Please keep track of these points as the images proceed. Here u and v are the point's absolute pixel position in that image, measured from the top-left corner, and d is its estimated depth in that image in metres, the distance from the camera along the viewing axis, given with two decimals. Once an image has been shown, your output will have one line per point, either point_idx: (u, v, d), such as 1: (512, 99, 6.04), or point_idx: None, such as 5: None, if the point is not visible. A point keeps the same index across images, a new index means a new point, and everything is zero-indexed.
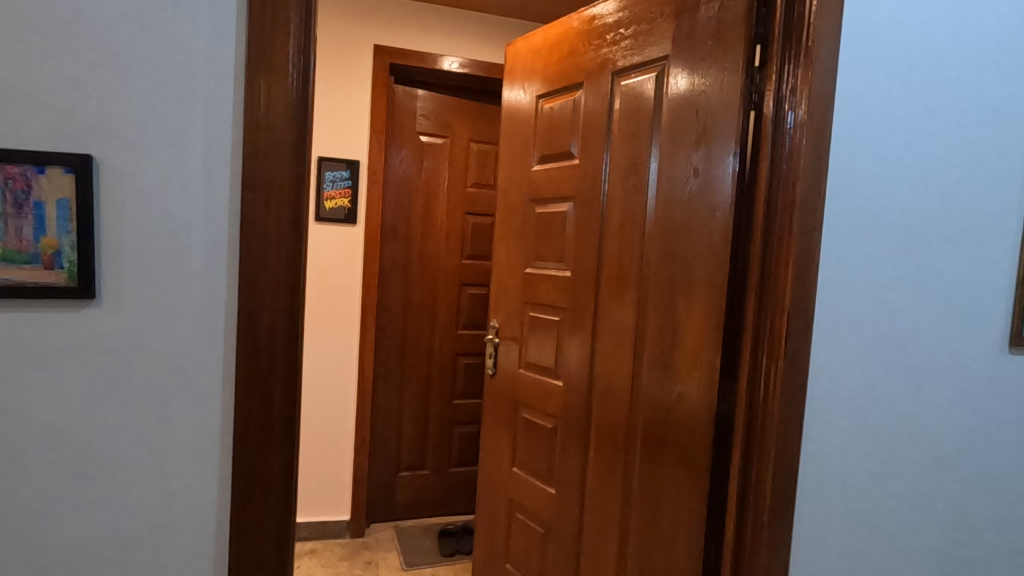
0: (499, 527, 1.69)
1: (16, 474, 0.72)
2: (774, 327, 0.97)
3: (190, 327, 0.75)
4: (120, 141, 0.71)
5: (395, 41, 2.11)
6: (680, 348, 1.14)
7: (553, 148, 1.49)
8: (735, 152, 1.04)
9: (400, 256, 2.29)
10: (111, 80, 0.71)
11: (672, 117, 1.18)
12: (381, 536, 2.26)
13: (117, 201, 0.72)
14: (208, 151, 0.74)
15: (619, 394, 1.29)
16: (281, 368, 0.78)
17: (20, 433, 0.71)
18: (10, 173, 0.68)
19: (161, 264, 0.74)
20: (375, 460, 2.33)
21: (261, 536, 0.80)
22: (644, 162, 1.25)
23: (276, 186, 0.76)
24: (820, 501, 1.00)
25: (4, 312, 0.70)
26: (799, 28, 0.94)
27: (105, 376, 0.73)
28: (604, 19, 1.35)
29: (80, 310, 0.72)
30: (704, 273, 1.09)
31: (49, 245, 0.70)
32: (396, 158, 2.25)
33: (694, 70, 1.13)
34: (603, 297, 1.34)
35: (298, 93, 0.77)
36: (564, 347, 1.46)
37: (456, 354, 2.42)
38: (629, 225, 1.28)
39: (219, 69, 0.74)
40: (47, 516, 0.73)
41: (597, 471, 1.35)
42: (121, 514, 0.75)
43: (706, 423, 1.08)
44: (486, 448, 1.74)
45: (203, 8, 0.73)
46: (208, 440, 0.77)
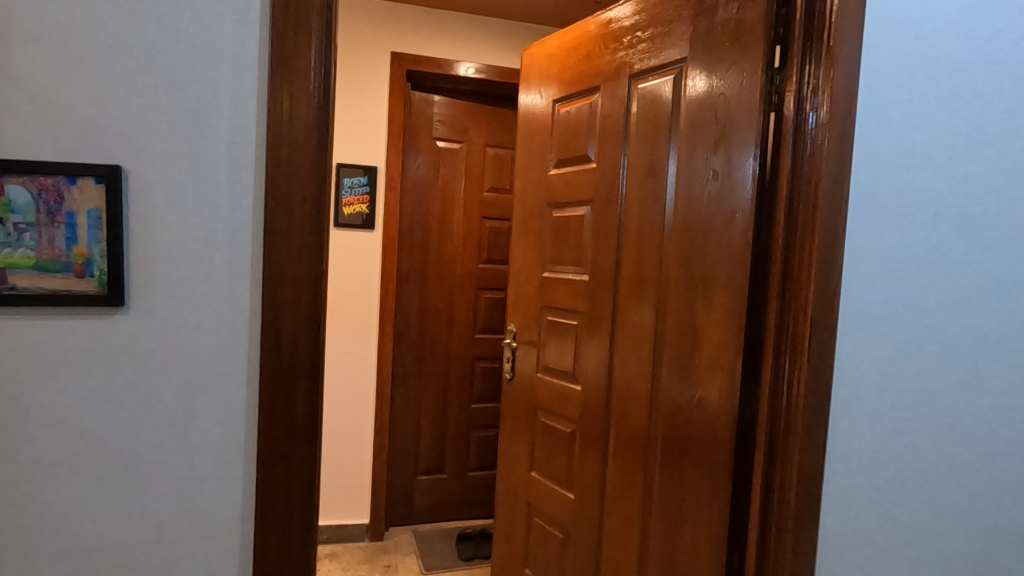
0: (518, 532, 1.68)
1: (50, 477, 0.74)
2: (797, 331, 0.95)
3: (216, 332, 0.77)
4: (149, 151, 0.73)
5: (412, 48, 2.13)
6: (700, 352, 1.13)
7: (570, 151, 1.49)
8: (755, 153, 1.03)
9: (418, 261, 2.31)
10: (140, 93, 0.72)
11: (690, 119, 1.17)
12: (399, 540, 2.27)
13: (145, 210, 0.74)
14: (233, 161, 0.76)
15: (638, 399, 1.29)
16: (304, 373, 0.79)
17: (54, 438, 0.73)
18: (44, 184, 0.70)
19: (188, 272, 0.75)
20: (393, 463, 2.34)
21: (284, 540, 0.81)
22: (662, 165, 1.24)
23: (298, 193, 0.77)
24: (846, 509, 0.98)
25: (39, 319, 0.72)
26: (820, 28, 0.93)
27: (134, 382, 0.75)
28: (620, 23, 1.35)
29: (110, 317, 0.74)
30: (724, 276, 1.08)
31: (80, 254, 0.71)
32: (413, 164, 2.27)
33: (712, 71, 1.12)
34: (622, 301, 1.33)
35: (319, 102, 0.78)
36: (582, 351, 1.45)
37: (474, 358, 2.43)
38: (647, 228, 1.27)
39: (243, 80, 0.76)
40: (78, 519, 0.75)
41: (616, 477, 1.34)
42: (150, 517, 0.77)
43: (727, 428, 1.06)
44: (504, 452, 1.74)
45: (227, 20, 0.75)
46: (233, 445, 0.79)
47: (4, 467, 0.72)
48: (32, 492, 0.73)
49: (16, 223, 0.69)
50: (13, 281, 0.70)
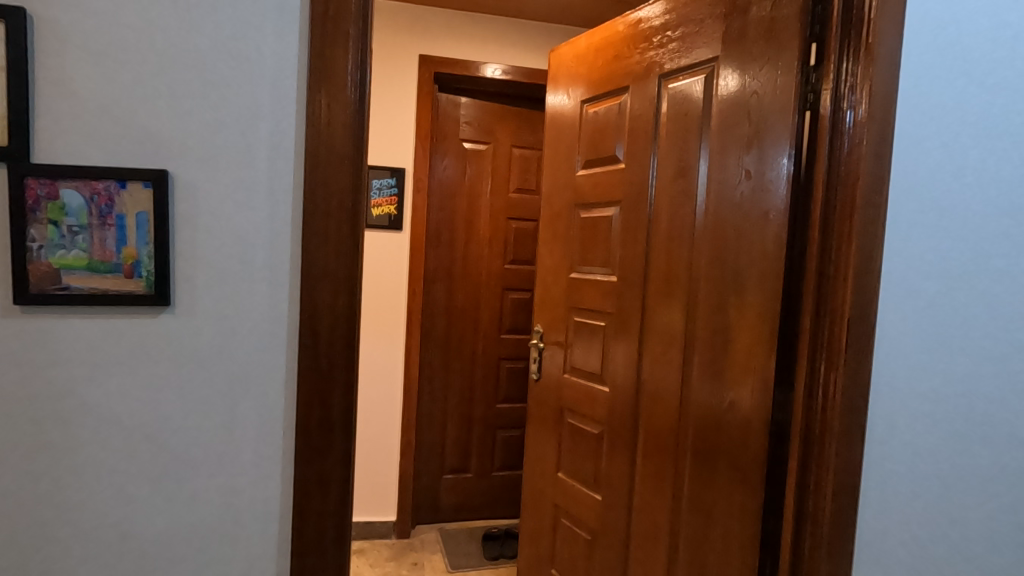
0: (544, 532, 1.68)
1: (99, 470, 0.77)
2: (833, 333, 0.94)
3: (256, 332, 0.79)
4: (194, 156, 0.76)
5: (439, 50, 2.15)
6: (732, 354, 1.12)
7: (599, 152, 1.48)
8: (790, 152, 1.01)
9: (444, 262, 2.33)
10: (187, 100, 0.75)
11: (722, 119, 1.16)
12: (426, 538, 2.30)
13: (190, 213, 0.76)
14: (273, 165, 0.78)
15: (667, 401, 1.28)
16: (340, 372, 0.81)
17: (103, 431, 0.76)
18: (96, 188, 0.73)
19: (229, 273, 0.78)
20: (419, 462, 2.36)
21: (320, 535, 0.82)
22: (693, 165, 1.23)
23: (335, 196, 0.79)
24: (882, 514, 0.97)
25: (89, 317, 0.75)
26: (859, 24, 0.91)
27: (178, 379, 0.77)
28: (650, 22, 1.34)
29: (156, 316, 0.76)
30: (757, 276, 1.07)
31: (129, 255, 0.74)
32: (440, 166, 2.29)
33: (745, 70, 1.11)
34: (651, 302, 1.32)
35: (355, 106, 0.79)
36: (610, 352, 1.44)
37: (499, 358, 2.44)
38: (678, 229, 1.26)
39: (283, 86, 0.77)
40: (125, 511, 0.78)
41: (645, 479, 1.34)
42: (192, 509, 0.79)
43: (761, 431, 1.05)
44: (530, 452, 1.74)
45: (268, 27, 0.77)
46: (272, 441, 0.81)
47: (56, 459, 0.75)
48: (82, 485, 0.76)
49: (70, 225, 0.72)
50: (66, 281, 0.73)
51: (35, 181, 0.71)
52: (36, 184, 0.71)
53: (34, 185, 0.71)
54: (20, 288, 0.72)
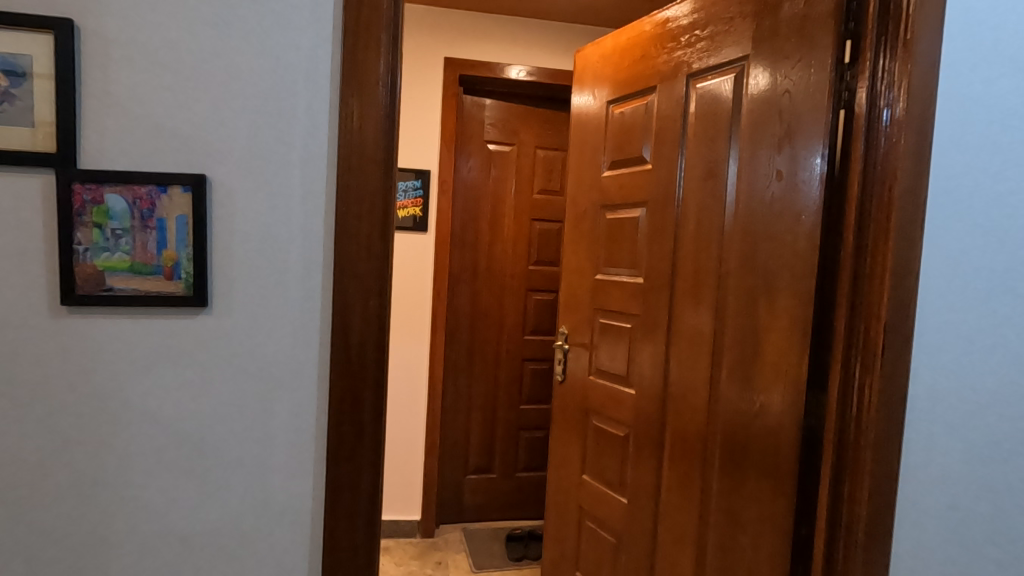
0: (569, 534, 1.68)
1: (139, 466, 0.79)
2: (869, 337, 0.92)
3: (289, 333, 0.81)
4: (232, 161, 0.78)
5: (464, 52, 2.16)
6: (762, 357, 1.10)
7: (625, 152, 1.47)
8: (823, 152, 1.00)
9: (468, 263, 2.34)
10: (225, 106, 0.77)
11: (752, 118, 1.14)
12: (450, 537, 2.31)
13: (227, 216, 0.78)
14: (307, 168, 0.79)
15: (695, 404, 1.26)
16: (371, 372, 0.82)
17: (144, 429, 0.79)
18: (138, 193, 0.75)
19: (264, 274, 0.79)
20: (443, 462, 2.38)
21: (351, 534, 0.83)
22: (722, 165, 1.21)
23: (367, 199, 0.80)
24: (917, 520, 0.95)
25: (132, 318, 0.77)
26: (897, 20, 0.89)
27: (214, 378, 0.79)
28: (678, 22, 1.33)
29: (194, 317, 0.78)
30: (789, 279, 1.05)
31: (169, 258, 0.76)
32: (465, 167, 2.30)
33: (777, 68, 1.09)
34: (678, 304, 1.31)
35: (387, 110, 0.80)
36: (636, 354, 1.43)
37: (523, 359, 2.44)
38: (706, 230, 1.24)
39: (317, 92, 0.79)
40: (163, 505, 0.80)
41: (672, 482, 1.32)
42: (228, 506, 0.81)
43: (792, 435, 1.03)
44: (555, 454, 1.74)
45: (303, 33, 0.78)
46: (305, 440, 0.82)
47: (98, 455, 0.78)
48: (124, 481, 0.79)
49: (114, 228, 0.75)
50: (110, 282, 0.75)
51: (81, 186, 0.74)
52: (82, 189, 0.74)
53: (80, 191, 0.74)
54: (67, 290, 0.75)
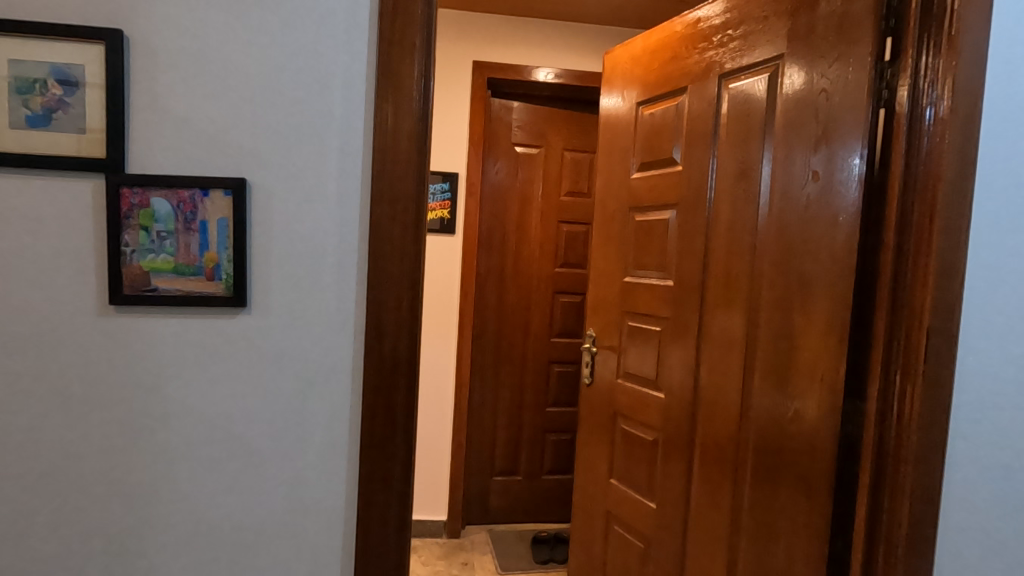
0: (596, 538, 1.67)
1: (180, 462, 0.81)
2: (910, 343, 0.89)
3: (325, 334, 0.82)
4: (270, 166, 0.80)
5: (492, 56, 2.17)
6: (797, 362, 1.08)
7: (654, 154, 1.46)
8: (861, 152, 0.97)
9: (495, 265, 2.35)
10: (264, 112, 0.79)
11: (787, 118, 1.12)
12: (476, 538, 2.32)
13: (266, 218, 0.80)
14: (342, 172, 0.81)
15: (727, 409, 1.24)
16: (403, 372, 0.83)
17: (185, 425, 0.81)
18: (182, 197, 0.78)
19: (301, 276, 0.81)
20: (470, 463, 2.39)
21: (383, 533, 0.84)
22: (755, 166, 1.19)
23: (400, 202, 0.81)
24: (958, 531, 0.92)
25: (174, 317, 0.80)
26: (941, 15, 0.86)
27: (252, 376, 0.82)
28: (710, 22, 1.31)
29: (234, 316, 0.81)
30: (825, 282, 1.03)
31: (211, 259, 0.79)
32: (492, 170, 2.31)
33: (813, 67, 1.07)
34: (709, 307, 1.29)
35: (420, 114, 0.81)
36: (665, 358, 1.42)
37: (550, 362, 2.44)
38: (738, 233, 1.22)
39: (353, 98, 0.80)
40: (203, 500, 0.82)
41: (703, 488, 1.30)
42: (263, 501, 0.83)
43: (829, 442, 1.01)
44: (582, 457, 1.73)
45: (339, 39, 0.80)
46: (339, 439, 0.84)
47: (142, 451, 0.81)
48: (165, 475, 0.81)
49: (159, 231, 0.77)
50: (155, 282, 0.78)
51: (129, 190, 0.77)
52: (130, 193, 0.77)
53: (128, 195, 0.77)
54: (115, 290, 0.77)
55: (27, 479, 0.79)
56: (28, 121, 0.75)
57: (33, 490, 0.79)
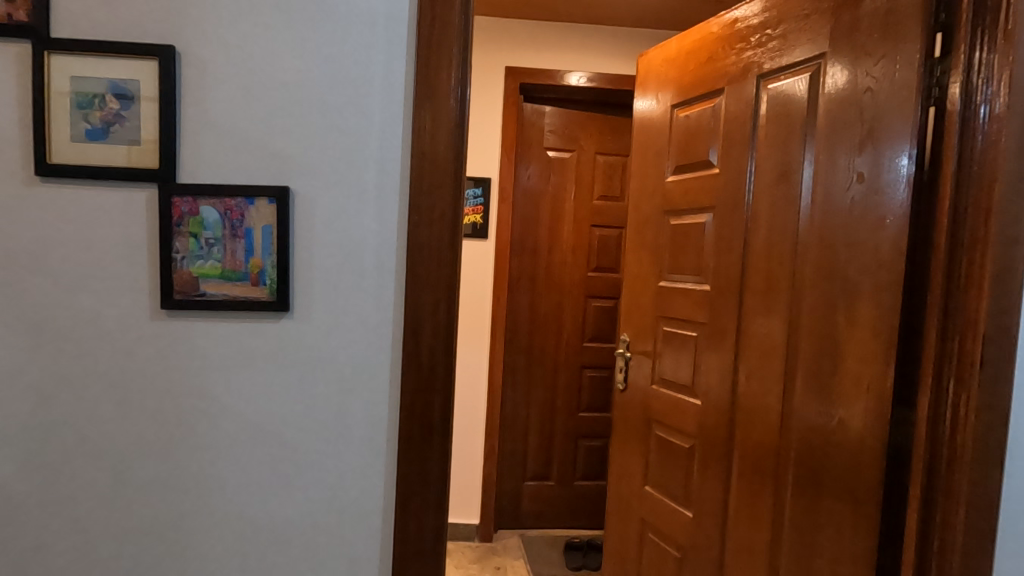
0: (630, 546, 1.65)
1: (225, 461, 0.84)
2: (964, 351, 0.86)
3: (365, 338, 0.84)
4: (311, 174, 0.82)
5: (525, 61, 2.18)
6: (841, 369, 1.04)
7: (690, 157, 1.44)
8: (910, 152, 0.94)
9: (528, 269, 2.35)
10: (306, 123, 0.81)
11: (829, 118, 1.08)
12: (508, 543, 2.32)
13: (308, 225, 0.82)
14: (381, 179, 0.82)
15: (767, 417, 1.21)
16: (439, 376, 0.83)
17: (230, 426, 0.84)
18: (229, 205, 0.80)
19: (341, 281, 0.83)
20: (502, 467, 2.39)
21: (420, 536, 0.85)
22: (796, 168, 1.16)
23: (437, 208, 0.82)
24: (1015, 548, 0.88)
25: (221, 321, 0.83)
26: (996, 10, 0.84)
27: (294, 379, 0.84)
28: (747, 22, 1.29)
29: (277, 321, 0.83)
30: (871, 287, 0.99)
31: (255, 265, 0.81)
32: (525, 174, 2.32)
33: (857, 65, 1.04)
34: (748, 312, 1.26)
35: (457, 121, 0.82)
36: (702, 363, 1.39)
37: (582, 366, 2.42)
38: (778, 236, 1.19)
39: (392, 106, 0.82)
40: (247, 500, 0.85)
41: (742, 498, 1.27)
42: (304, 501, 0.85)
43: (876, 452, 0.97)
44: (616, 464, 1.71)
45: (379, 48, 0.81)
46: (377, 442, 0.85)
47: (191, 450, 0.84)
48: (210, 474, 0.84)
49: (207, 238, 0.80)
50: (203, 287, 0.81)
51: (180, 200, 0.80)
52: (180, 201, 0.80)
53: (179, 203, 0.80)
54: (166, 295, 0.81)
55: (84, 477, 0.83)
56: (88, 134, 0.79)
57: (89, 487, 0.83)
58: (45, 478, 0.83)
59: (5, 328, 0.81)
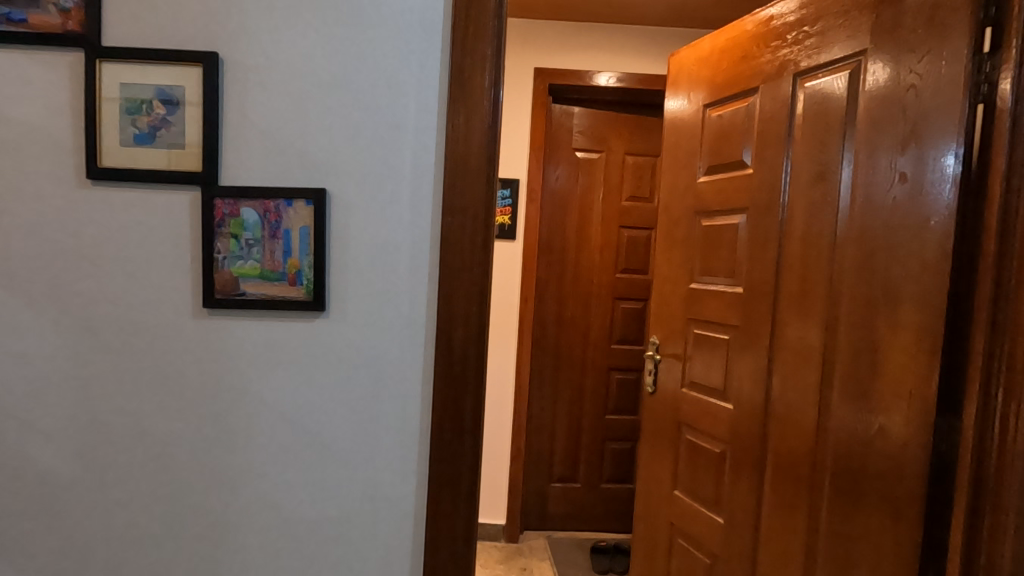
0: (659, 551, 1.63)
1: (263, 458, 0.86)
2: (1016, 358, 0.84)
3: (398, 338, 0.85)
4: (347, 177, 0.83)
5: (554, 61, 2.18)
6: (882, 375, 1.01)
7: (723, 157, 1.42)
8: (957, 151, 0.91)
9: (556, 270, 2.35)
10: (342, 126, 0.83)
11: (870, 116, 1.05)
12: (535, 544, 2.32)
13: (344, 226, 0.83)
14: (415, 180, 0.83)
15: (802, 422, 1.18)
16: (471, 376, 0.84)
17: (267, 423, 0.86)
18: (268, 206, 0.82)
19: (375, 282, 0.84)
20: (529, 467, 2.40)
21: (451, 535, 0.86)
22: (834, 168, 1.13)
23: (471, 210, 0.83)
24: None
25: (259, 320, 0.85)
26: None
27: (329, 378, 0.85)
28: (783, 19, 1.26)
29: (313, 320, 0.85)
30: (915, 290, 0.96)
31: (293, 266, 0.83)
32: (553, 175, 2.32)
33: (900, 61, 1.00)
34: (783, 315, 1.23)
35: (490, 123, 0.83)
36: (734, 367, 1.37)
37: (610, 368, 2.41)
38: (815, 237, 1.16)
39: (426, 109, 0.83)
40: (283, 496, 0.87)
41: (775, 505, 1.24)
42: (338, 497, 0.87)
43: (919, 461, 0.95)
44: (645, 467, 1.69)
45: (414, 50, 0.82)
46: (409, 441, 0.86)
47: (230, 446, 0.86)
48: (247, 469, 0.86)
49: (247, 239, 0.82)
50: (244, 287, 0.83)
51: (221, 202, 0.82)
52: (222, 203, 0.82)
53: (221, 206, 0.82)
54: (208, 294, 0.83)
55: (128, 470, 0.86)
56: (135, 138, 0.82)
57: (133, 480, 0.86)
58: (93, 469, 0.86)
59: (57, 326, 0.84)
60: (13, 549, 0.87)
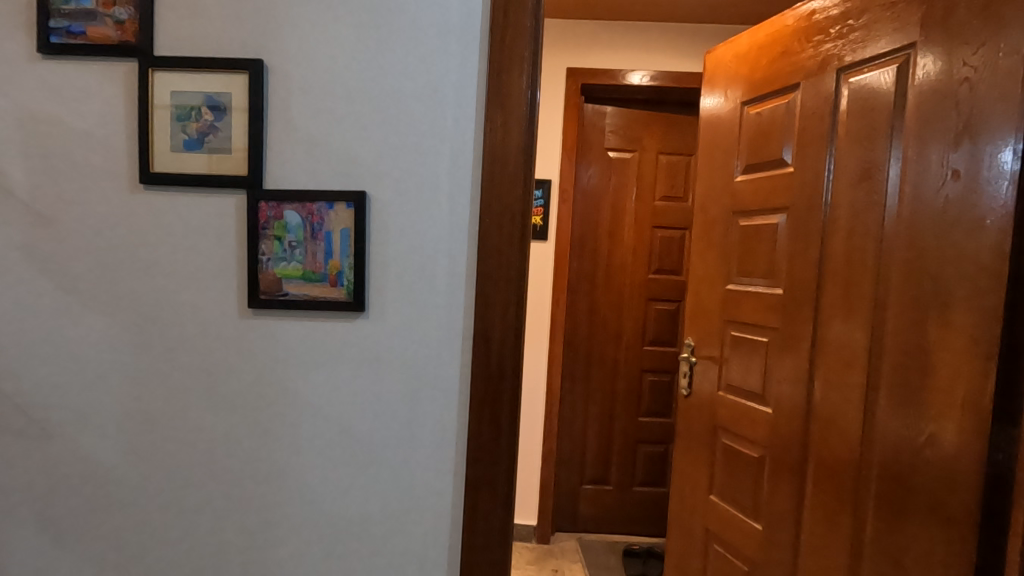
0: (694, 556, 1.60)
1: (304, 455, 0.88)
2: None
3: (436, 338, 0.86)
4: (386, 180, 0.84)
5: (586, 60, 2.17)
6: (933, 381, 0.97)
7: (762, 155, 1.38)
8: (1015, 147, 0.87)
9: (588, 271, 2.33)
10: (381, 130, 0.84)
11: (920, 111, 1.02)
12: (566, 546, 2.31)
13: (383, 229, 0.85)
14: (453, 182, 0.84)
15: (846, 428, 1.15)
16: (508, 377, 0.84)
17: (308, 421, 0.88)
18: (311, 210, 0.84)
19: (413, 283, 0.85)
20: (560, 468, 2.39)
21: (487, 535, 0.86)
22: (881, 166, 1.09)
23: (508, 212, 0.83)
24: None
25: (301, 320, 0.87)
26: None
27: (368, 377, 0.87)
28: (826, 12, 1.23)
29: (353, 321, 0.86)
30: (968, 293, 0.92)
31: (334, 267, 0.84)
32: (585, 175, 2.31)
33: (953, 54, 0.97)
34: (825, 317, 1.20)
35: (527, 125, 0.83)
36: (773, 370, 1.33)
37: (642, 370, 2.38)
38: (860, 237, 1.13)
39: (464, 113, 0.83)
40: (323, 493, 0.89)
41: (817, 512, 1.21)
42: (376, 494, 0.88)
43: (973, 471, 0.91)
44: (679, 471, 1.67)
45: (452, 54, 0.83)
46: (446, 441, 0.87)
47: (273, 443, 0.88)
48: (289, 466, 0.88)
49: (290, 241, 0.84)
50: (287, 288, 0.85)
51: (266, 205, 0.84)
52: (267, 207, 0.84)
53: (265, 208, 0.84)
54: (253, 295, 0.85)
55: (177, 464, 0.89)
56: (184, 144, 0.85)
57: (182, 474, 0.89)
58: (144, 462, 0.89)
59: (111, 324, 0.88)
60: (69, 537, 0.91)
